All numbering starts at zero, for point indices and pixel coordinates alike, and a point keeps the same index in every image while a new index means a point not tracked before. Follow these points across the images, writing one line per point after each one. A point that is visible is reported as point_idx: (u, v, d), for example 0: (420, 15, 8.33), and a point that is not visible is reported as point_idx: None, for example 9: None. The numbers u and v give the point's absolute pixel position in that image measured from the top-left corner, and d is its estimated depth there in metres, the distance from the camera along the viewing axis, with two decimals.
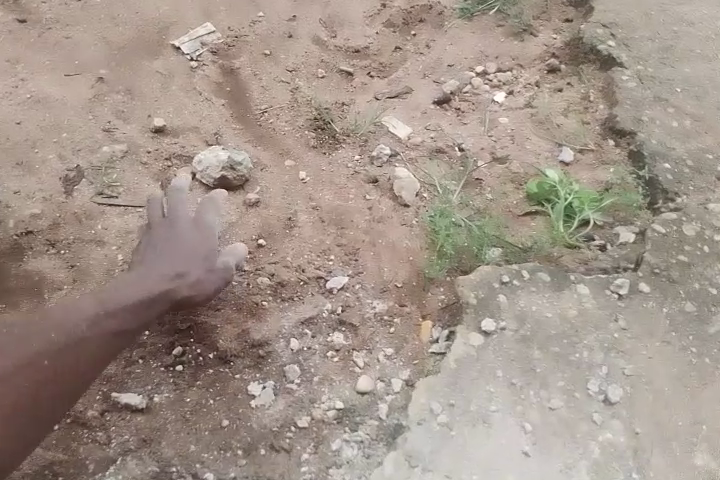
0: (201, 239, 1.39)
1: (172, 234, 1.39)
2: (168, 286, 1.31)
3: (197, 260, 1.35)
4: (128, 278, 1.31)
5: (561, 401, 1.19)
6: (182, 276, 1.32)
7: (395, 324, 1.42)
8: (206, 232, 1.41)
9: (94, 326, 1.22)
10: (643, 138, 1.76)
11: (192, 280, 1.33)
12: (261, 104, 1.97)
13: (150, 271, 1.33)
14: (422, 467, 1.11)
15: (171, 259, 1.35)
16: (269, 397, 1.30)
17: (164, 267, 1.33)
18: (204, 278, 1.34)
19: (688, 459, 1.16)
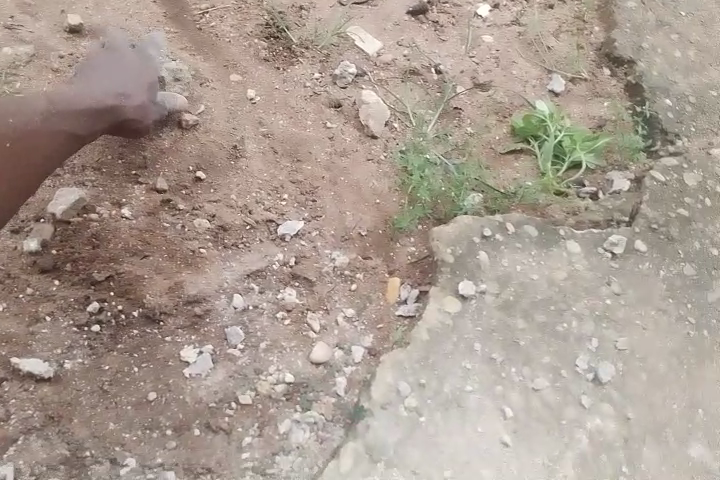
0: (144, 72, 1.40)
1: (115, 61, 1.40)
2: (112, 101, 1.29)
3: (140, 86, 1.35)
4: (65, 94, 1.26)
5: (546, 380, 1.04)
6: (126, 97, 1.31)
7: (356, 280, 1.22)
8: (151, 69, 1.42)
9: (47, 119, 1.21)
10: (643, 69, 1.54)
11: (136, 104, 1.32)
12: (202, 3, 1.64)
13: (92, 87, 1.31)
14: (385, 462, 0.94)
15: (112, 80, 1.33)
16: (205, 367, 1.10)
17: (108, 87, 1.32)
18: (149, 105, 1.34)
19: (683, 449, 1.02)
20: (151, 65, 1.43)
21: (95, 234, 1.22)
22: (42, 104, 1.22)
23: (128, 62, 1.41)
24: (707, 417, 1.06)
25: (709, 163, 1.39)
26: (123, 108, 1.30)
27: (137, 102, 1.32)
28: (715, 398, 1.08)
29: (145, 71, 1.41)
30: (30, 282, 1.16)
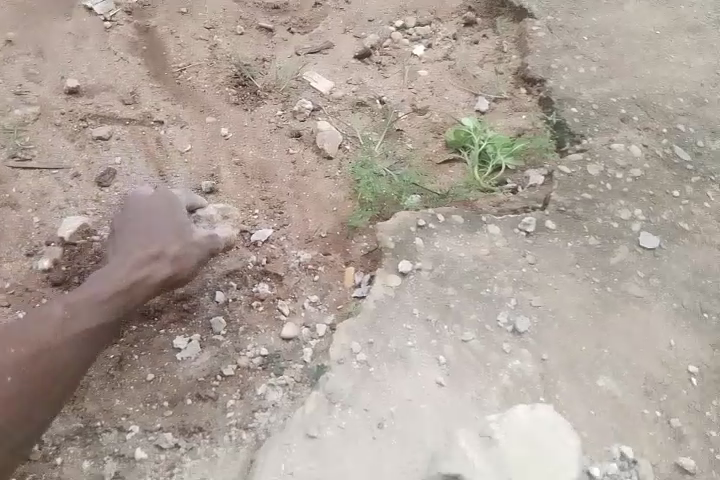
0: (173, 218, 1.37)
1: (141, 214, 1.38)
2: (144, 270, 1.28)
3: (169, 238, 1.32)
4: (101, 273, 1.29)
5: (473, 333, 1.25)
6: (160, 254, 1.30)
7: (319, 272, 1.45)
8: (175, 217, 1.36)
9: (86, 313, 1.23)
10: (552, 85, 1.83)
11: (171, 257, 1.30)
12: (179, 62, 1.91)
13: (126, 255, 1.31)
14: (342, 403, 1.14)
15: (145, 239, 1.33)
16: (194, 351, 1.32)
17: (139, 249, 1.31)
18: (182, 253, 1.31)
19: (592, 381, 1.23)
20: (178, 209, 1.38)
21: (98, 252, 1.45)
22: (66, 300, 1.24)
23: (154, 213, 1.37)
24: (611, 355, 1.28)
25: (611, 156, 1.65)
26: (162, 266, 1.29)
27: (175, 255, 1.31)
28: (617, 339, 1.30)
29: (171, 220, 1.36)
30: (45, 294, 1.40)
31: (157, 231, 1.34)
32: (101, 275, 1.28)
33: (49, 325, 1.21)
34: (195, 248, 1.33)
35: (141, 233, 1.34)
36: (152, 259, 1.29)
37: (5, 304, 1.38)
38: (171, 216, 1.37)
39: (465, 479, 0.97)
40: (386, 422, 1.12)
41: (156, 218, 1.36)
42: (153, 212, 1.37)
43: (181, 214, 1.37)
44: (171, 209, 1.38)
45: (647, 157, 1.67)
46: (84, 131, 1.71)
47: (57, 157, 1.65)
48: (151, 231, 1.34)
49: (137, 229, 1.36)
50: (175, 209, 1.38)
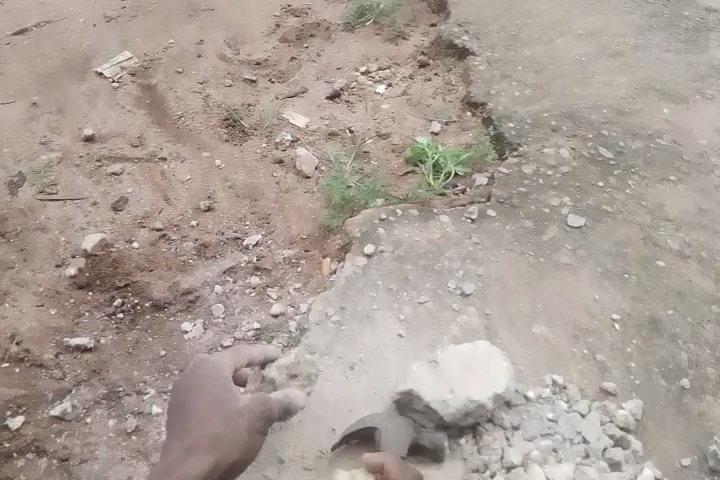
0: (216, 396, 1.14)
1: (186, 394, 1.16)
2: (202, 460, 1.06)
3: (212, 420, 1.10)
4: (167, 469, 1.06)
5: (428, 296, 1.51)
6: (215, 439, 1.08)
7: (301, 265, 1.73)
8: (217, 390, 1.14)
9: None
10: (491, 107, 2.17)
11: (227, 442, 1.08)
12: (178, 111, 2.26)
13: (175, 451, 1.08)
14: (320, 354, 1.38)
15: (191, 425, 1.10)
16: (199, 331, 1.57)
17: (188, 438, 1.09)
18: (236, 435, 1.09)
19: (529, 329, 1.46)
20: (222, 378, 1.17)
21: (116, 258, 1.73)
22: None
23: (198, 392, 1.15)
24: (545, 308, 1.51)
25: (542, 158, 1.96)
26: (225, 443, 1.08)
27: (222, 434, 1.08)
28: (552, 296, 1.54)
29: (212, 396, 1.14)
30: (72, 293, 1.65)
31: (202, 419, 1.10)
32: (163, 467, 1.07)
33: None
34: (246, 418, 1.11)
35: (189, 418, 1.12)
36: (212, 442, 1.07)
37: (38, 303, 1.62)
38: (214, 390, 1.15)
39: (414, 392, 1.20)
40: (356, 366, 1.35)
41: (196, 405, 1.14)
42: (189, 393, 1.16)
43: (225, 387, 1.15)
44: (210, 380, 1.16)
45: (574, 158, 1.97)
46: (100, 169, 2.04)
47: (78, 189, 1.96)
48: (193, 420, 1.11)
49: (179, 412, 1.15)
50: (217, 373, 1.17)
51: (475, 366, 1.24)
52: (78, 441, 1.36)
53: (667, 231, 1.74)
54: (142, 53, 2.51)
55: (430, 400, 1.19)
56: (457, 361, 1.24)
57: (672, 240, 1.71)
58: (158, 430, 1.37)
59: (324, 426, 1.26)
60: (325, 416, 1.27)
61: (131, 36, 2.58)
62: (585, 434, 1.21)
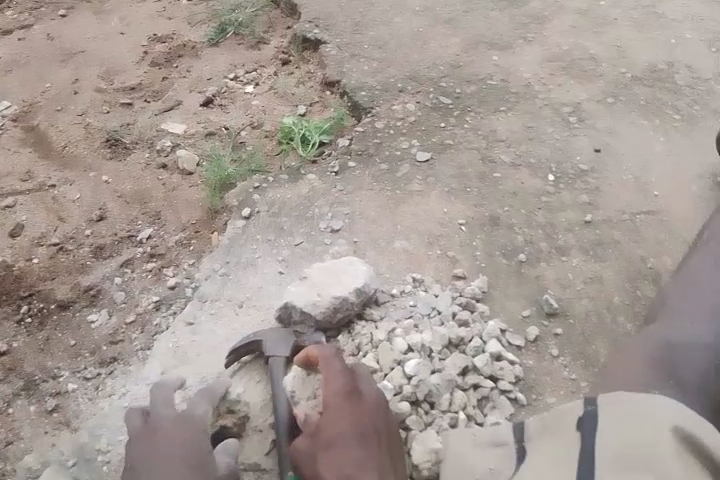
0: (193, 445, 1.17)
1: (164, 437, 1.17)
2: None
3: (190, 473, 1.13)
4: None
5: (302, 237, 1.73)
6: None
7: (193, 244, 1.91)
8: (198, 453, 1.16)
9: None
10: (345, 82, 2.43)
11: None
12: (61, 142, 2.41)
13: None
14: (209, 300, 1.59)
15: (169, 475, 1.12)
16: (104, 318, 1.70)
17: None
18: None
19: (391, 246, 1.71)
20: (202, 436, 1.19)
21: (18, 274, 1.86)
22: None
23: (177, 436, 1.17)
24: (405, 228, 1.77)
25: (393, 114, 2.23)
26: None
27: None
28: (406, 217, 1.80)
29: (193, 444, 1.17)
30: None
31: (187, 477, 1.12)
32: None
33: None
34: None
35: (169, 461, 1.14)
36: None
37: None
38: (192, 436, 1.18)
39: (288, 302, 1.41)
40: (245, 304, 1.56)
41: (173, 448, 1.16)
42: (163, 441, 1.16)
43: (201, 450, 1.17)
44: (189, 436, 1.18)
45: (420, 109, 2.25)
46: None
47: None
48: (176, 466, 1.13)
49: (157, 450, 1.16)
50: (197, 431, 1.19)
51: (345, 274, 1.46)
52: (3, 429, 1.49)
53: (500, 149, 2.04)
54: (20, 99, 2.64)
55: (303, 305, 1.40)
56: (327, 274, 1.46)
57: (505, 155, 2.01)
58: (76, 402, 1.51)
59: (220, 357, 1.47)
60: (216, 344, 1.49)
61: (7, 87, 2.71)
62: (438, 307, 1.45)
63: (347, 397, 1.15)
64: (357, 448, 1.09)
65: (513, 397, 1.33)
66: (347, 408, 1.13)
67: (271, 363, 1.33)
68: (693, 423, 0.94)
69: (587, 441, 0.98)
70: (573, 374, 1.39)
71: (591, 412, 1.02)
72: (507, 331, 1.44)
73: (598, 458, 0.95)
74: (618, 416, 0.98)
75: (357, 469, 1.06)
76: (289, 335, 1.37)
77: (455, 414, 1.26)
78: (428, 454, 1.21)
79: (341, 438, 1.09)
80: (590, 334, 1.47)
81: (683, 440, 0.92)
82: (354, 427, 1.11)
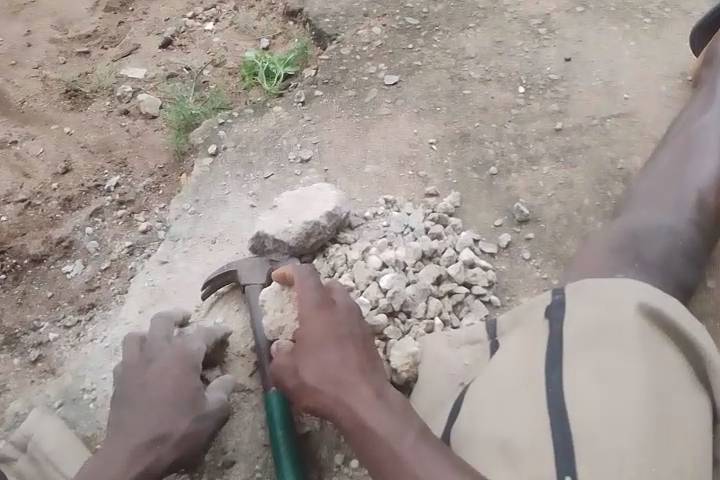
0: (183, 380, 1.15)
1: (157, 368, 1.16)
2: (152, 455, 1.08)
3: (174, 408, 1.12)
4: (104, 458, 1.08)
5: (272, 171, 1.71)
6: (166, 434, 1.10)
7: (162, 188, 1.88)
8: (186, 388, 1.14)
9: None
10: (308, 10, 2.27)
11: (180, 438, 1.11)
12: (19, 97, 2.32)
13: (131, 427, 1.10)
14: (182, 239, 1.58)
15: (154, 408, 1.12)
16: (78, 268, 1.69)
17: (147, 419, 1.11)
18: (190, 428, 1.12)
19: (362, 171, 1.68)
20: (189, 376, 1.16)
21: None
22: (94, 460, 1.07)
23: (168, 369, 1.16)
24: (375, 152, 1.73)
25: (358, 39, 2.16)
26: (161, 445, 1.09)
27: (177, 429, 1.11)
28: (377, 142, 1.76)
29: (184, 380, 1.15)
30: None
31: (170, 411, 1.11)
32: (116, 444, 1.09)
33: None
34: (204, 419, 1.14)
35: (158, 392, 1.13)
36: (153, 440, 1.09)
37: None
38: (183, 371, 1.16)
39: (262, 232, 1.40)
40: (218, 239, 1.56)
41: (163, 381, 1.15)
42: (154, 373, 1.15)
43: (185, 389, 1.14)
44: (179, 372, 1.15)
45: None
46: None
47: None
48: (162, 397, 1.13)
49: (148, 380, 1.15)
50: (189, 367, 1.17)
51: (315, 200, 1.44)
52: None
53: (470, 66, 1.96)
54: None
55: (276, 233, 1.39)
56: (297, 201, 1.45)
57: (474, 72, 1.94)
58: (59, 350, 1.52)
59: (197, 292, 1.47)
60: (193, 281, 1.49)
61: None
62: (411, 224, 1.45)
63: (322, 308, 1.15)
64: (338, 352, 1.10)
65: (488, 301, 1.34)
66: (323, 318, 1.13)
67: (249, 291, 1.34)
68: (655, 301, 1.05)
69: (557, 326, 1.08)
70: (545, 274, 1.40)
71: (559, 301, 1.11)
72: (480, 240, 1.44)
73: (566, 336, 1.05)
74: (583, 304, 1.08)
75: (337, 373, 1.07)
76: (263, 263, 1.37)
77: (431, 320, 1.27)
78: (406, 357, 1.21)
79: (321, 347, 1.10)
80: (561, 235, 1.47)
81: (646, 316, 1.03)
82: (330, 333, 1.12)
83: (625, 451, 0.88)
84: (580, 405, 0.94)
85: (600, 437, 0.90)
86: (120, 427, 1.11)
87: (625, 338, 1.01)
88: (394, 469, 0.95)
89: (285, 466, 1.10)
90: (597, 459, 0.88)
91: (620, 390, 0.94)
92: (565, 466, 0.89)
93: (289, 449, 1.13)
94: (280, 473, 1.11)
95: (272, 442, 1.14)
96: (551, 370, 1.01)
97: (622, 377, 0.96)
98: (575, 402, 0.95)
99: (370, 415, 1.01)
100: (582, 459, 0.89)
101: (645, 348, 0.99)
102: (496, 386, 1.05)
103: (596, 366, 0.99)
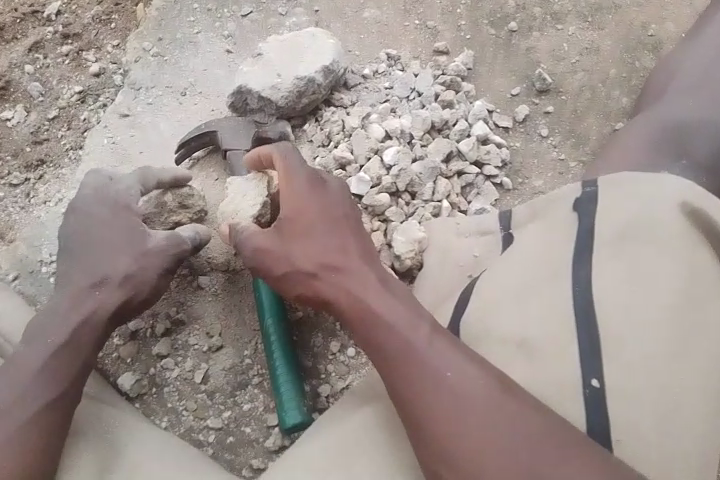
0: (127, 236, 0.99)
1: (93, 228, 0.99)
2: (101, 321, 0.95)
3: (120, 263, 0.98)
4: (47, 315, 0.95)
5: (251, 8, 1.41)
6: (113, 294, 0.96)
7: (114, 21, 1.52)
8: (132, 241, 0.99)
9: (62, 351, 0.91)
10: None
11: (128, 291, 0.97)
12: None
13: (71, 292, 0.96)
14: (145, 88, 1.34)
15: (98, 268, 0.97)
16: (21, 114, 1.42)
17: (89, 280, 0.97)
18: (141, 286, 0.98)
19: (359, 16, 1.41)
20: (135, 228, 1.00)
21: None
22: (36, 321, 0.94)
23: (105, 225, 1.00)
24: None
25: None
26: (107, 294, 0.96)
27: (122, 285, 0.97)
28: None
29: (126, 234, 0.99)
30: None
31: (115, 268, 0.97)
32: (55, 313, 0.95)
33: (30, 369, 0.88)
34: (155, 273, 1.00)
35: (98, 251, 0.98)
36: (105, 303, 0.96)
37: None
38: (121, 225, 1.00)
39: (245, 86, 1.18)
40: (189, 92, 1.32)
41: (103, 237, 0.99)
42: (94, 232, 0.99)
43: (125, 230, 0.99)
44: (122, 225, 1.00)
45: None
46: None
47: None
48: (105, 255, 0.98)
49: (85, 242, 0.99)
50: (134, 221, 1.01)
51: (307, 52, 1.21)
52: None
53: None
54: None
55: (262, 90, 1.17)
56: (286, 52, 1.21)
57: None
58: (7, 211, 1.33)
59: (169, 154, 1.27)
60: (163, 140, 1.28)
61: None
62: (418, 88, 1.25)
63: (319, 188, 0.99)
64: (343, 237, 0.97)
65: (498, 183, 1.21)
66: (323, 200, 0.98)
67: (231, 159, 1.14)
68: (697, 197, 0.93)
69: (585, 220, 0.95)
70: (562, 155, 1.26)
71: (590, 194, 0.98)
72: (494, 112, 1.27)
73: (595, 231, 0.93)
74: (616, 196, 0.96)
75: (338, 256, 0.95)
76: (247, 126, 1.17)
77: (438, 203, 1.14)
78: (411, 244, 1.08)
79: (321, 229, 0.96)
80: (583, 109, 1.32)
81: (687, 214, 0.92)
82: (327, 212, 0.98)
83: (653, 354, 0.81)
84: (610, 307, 0.85)
85: (630, 342, 0.82)
86: (63, 283, 0.98)
87: (663, 236, 0.89)
88: (401, 366, 0.86)
89: (277, 360, 1.01)
90: (625, 365, 0.81)
91: (653, 295, 0.84)
92: (590, 370, 0.81)
93: (282, 341, 1.02)
94: (272, 366, 1.01)
95: (263, 332, 1.04)
96: (578, 268, 0.90)
97: (654, 275, 0.86)
98: (603, 303, 0.85)
99: (377, 304, 0.91)
100: (609, 364, 0.81)
101: (685, 249, 0.88)
102: (512, 281, 0.94)
103: (627, 263, 0.88)
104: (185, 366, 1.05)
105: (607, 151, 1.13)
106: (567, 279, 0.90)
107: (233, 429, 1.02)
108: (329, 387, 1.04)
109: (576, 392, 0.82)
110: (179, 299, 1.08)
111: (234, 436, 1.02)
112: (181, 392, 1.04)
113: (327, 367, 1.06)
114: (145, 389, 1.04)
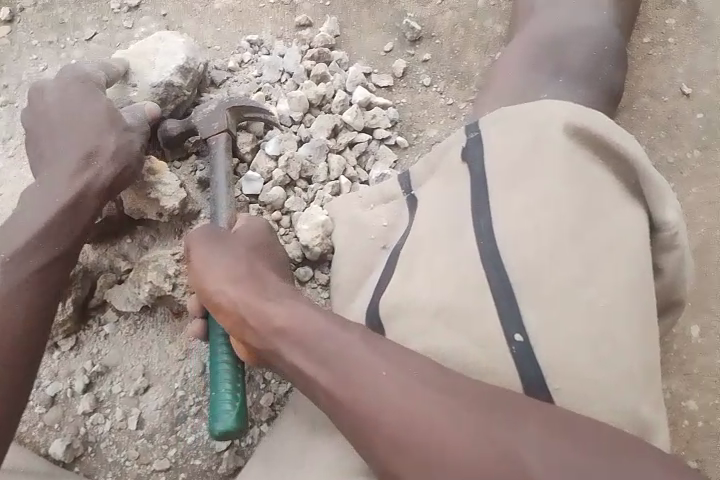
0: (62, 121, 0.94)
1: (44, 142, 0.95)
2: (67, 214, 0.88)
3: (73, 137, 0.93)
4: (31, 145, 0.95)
5: (95, 29, 1.29)
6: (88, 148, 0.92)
7: None
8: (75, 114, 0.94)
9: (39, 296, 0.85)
10: None
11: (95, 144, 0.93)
12: None
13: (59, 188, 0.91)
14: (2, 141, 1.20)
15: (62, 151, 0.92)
16: None
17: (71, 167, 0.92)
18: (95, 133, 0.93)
19: (211, 8, 1.30)
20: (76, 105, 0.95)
21: None
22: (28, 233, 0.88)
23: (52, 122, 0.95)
24: None
25: None
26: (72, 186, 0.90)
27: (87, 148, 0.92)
28: None
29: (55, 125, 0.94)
30: None
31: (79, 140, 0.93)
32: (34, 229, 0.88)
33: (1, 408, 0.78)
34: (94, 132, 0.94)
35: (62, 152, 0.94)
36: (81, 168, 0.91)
37: None
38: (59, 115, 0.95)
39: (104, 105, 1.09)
40: None
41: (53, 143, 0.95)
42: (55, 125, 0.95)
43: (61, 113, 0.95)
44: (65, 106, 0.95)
45: None
46: None
47: None
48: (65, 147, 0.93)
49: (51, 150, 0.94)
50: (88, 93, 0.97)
51: (157, 55, 1.10)
52: None
53: None
54: None
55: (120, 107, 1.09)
56: (135, 63, 1.10)
57: None
58: None
59: None
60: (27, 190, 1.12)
61: None
62: (288, 68, 1.18)
63: (237, 270, 0.84)
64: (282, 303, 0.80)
65: (393, 143, 1.17)
66: (249, 271, 0.85)
67: (214, 147, 1.01)
68: (578, 114, 0.86)
69: (478, 165, 0.88)
70: (450, 100, 1.24)
71: (476, 140, 0.91)
72: (373, 74, 1.23)
73: (488, 174, 0.86)
74: (504, 130, 0.89)
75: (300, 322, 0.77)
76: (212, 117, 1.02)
77: (337, 181, 1.09)
78: (315, 229, 1.02)
79: (262, 303, 0.81)
80: (461, 48, 1.28)
81: (570, 134, 0.85)
82: (254, 290, 0.82)
83: (567, 290, 0.75)
84: (522, 251, 0.78)
85: (546, 279, 0.76)
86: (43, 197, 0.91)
87: (551, 159, 0.83)
88: (427, 429, 0.67)
89: (228, 396, 0.88)
90: (554, 318, 0.74)
91: (552, 228, 0.78)
92: (513, 323, 0.75)
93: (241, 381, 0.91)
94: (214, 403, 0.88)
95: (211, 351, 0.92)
96: (479, 214, 0.83)
97: (555, 208, 0.79)
98: (510, 245, 0.78)
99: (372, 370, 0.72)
100: (528, 308, 0.75)
101: (567, 167, 0.83)
102: (423, 241, 0.87)
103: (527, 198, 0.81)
104: (116, 416, 0.99)
105: (488, 87, 1.11)
106: (470, 231, 0.82)
107: (183, 465, 0.99)
108: (271, 395, 1.02)
109: (503, 350, 0.74)
110: (93, 350, 1.02)
111: (185, 471, 0.98)
112: (119, 443, 0.98)
113: (265, 375, 1.02)
114: (80, 451, 0.97)
